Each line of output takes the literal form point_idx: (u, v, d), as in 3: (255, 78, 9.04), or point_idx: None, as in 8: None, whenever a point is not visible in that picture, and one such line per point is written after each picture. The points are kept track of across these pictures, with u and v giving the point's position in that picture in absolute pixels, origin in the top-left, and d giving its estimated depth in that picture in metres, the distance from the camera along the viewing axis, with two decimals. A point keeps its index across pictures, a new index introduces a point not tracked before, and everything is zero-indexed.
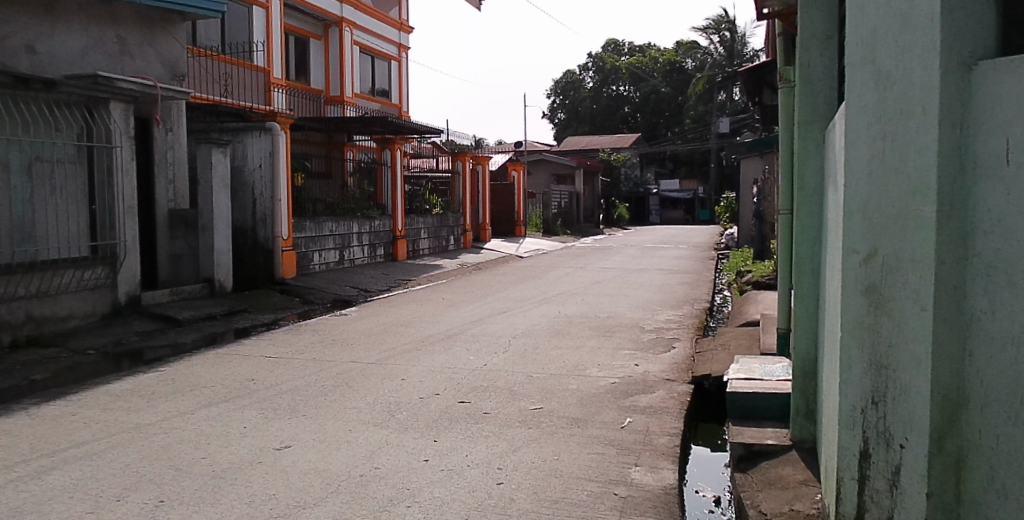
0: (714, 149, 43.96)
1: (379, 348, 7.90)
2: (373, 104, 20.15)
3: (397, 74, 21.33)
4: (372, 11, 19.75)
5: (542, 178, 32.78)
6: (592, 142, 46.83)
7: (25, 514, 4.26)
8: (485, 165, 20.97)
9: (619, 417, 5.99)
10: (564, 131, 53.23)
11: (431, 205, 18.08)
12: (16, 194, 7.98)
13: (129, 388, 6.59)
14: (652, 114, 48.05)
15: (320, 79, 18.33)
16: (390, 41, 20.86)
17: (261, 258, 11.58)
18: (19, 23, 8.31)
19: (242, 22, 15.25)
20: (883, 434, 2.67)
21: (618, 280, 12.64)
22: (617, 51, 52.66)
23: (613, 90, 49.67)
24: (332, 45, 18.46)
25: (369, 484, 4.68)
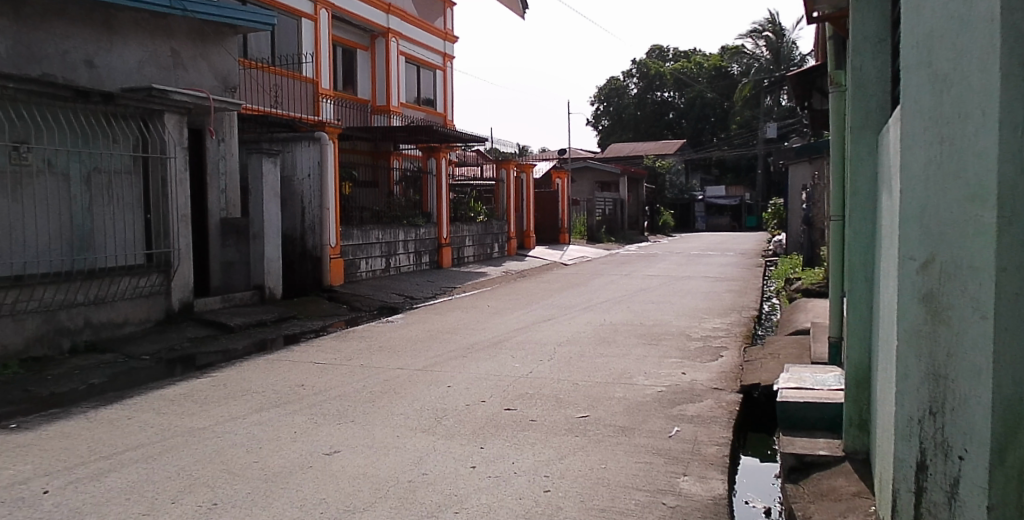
0: (762, 155, 43.38)
1: (426, 355, 7.95)
2: (418, 113, 20.35)
3: (442, 83, 21.53)
4: (417, 21, 19.97)
5: (586, 184, 32.93)
6: (635, 149, 46.51)
7: (87, 514, 4.38)
8: (530, 173, 20.98)
9: (666, 426, 5.92)
10: (608, 138, 52.93)
11: (476, 213, 18.14)
12: (76, 204, 8.20)
13: (183, 393, 6.73)
14: (698, 120, 47.96)
15: (366, 89, 18.58)
16: (435, 50, 21.07)
17: (310, 265, 11.78)
18: (78, 38, 8.60)
19: (292, 34, 15.58)
20: (941, 446, 2.57)
21: (664, 287, 12.51)
22: (662, 57, 52.51)
23: (658, 96, 49.40)
24: (378, 55, 18.72)
25: (417, 490, 4.71)
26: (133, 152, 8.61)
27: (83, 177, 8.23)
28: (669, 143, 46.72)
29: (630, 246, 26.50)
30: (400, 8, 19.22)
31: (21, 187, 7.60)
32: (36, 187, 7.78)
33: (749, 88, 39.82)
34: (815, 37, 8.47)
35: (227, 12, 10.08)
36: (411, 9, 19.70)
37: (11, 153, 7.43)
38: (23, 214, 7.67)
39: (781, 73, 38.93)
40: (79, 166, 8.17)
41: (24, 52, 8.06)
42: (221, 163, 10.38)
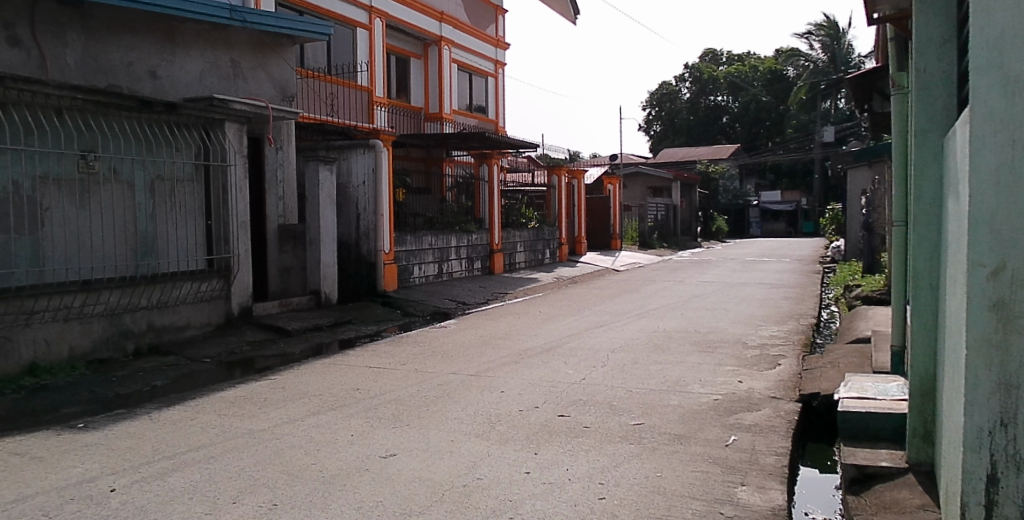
0: (818, 160, 42.48)
1: (479, 360, 7.95)
2: (471, 120, 20.49)
3: (494, 90, 21.68)
4: (470, 29, 20.16)
5: (639, 190, 32.97)
6: (687, 155, 46.02)
7: (151, 512, 4.47)
8: (581, 179, 20.97)
9: (723, 435, 5.81)
10: (661, 142, 52.96)
11: (528, 219, 18.16)
12: (141, 211, 8.41)
13: (242, 395, 6.87)
14: (752, 124, 47.44)
15: (420, 97, 18.79)
16: (488, 58, 21.24)
17: (364, 271, 11.93)
18: (142, 50, 8.89)
19: (347, 44, 15.86)
20: (1013, 457, 2.48)
21: (719, 294, 12.32)
22: (715, 61, 52.10)
23: (711, 100, 49.00)
24: (431, 63, 18.94)
25: (472, 494, 4.71)
26: (195, 160, 8.86)
27: (147, 185, 8.46)
28: (722, 147, 46.37)
29: (683, 253, 26.20)
30: (453, 16, 19.42)
31: (90, 195, 7.87)
32: (104, 194, 8.03)
33: (806, 92, 39.33)
34: (876, 38, 8.28)
35: (285, 23, 10.27)
36: (463, 17, 19.89)
37: (80, 161, 7.71)
38: (91, 218, 7.90)
39: (839, 75, 38.17)
40: (144, 174, 8.41)
41: (93, 64, 8.38)
42: (279, 170, 10.58)
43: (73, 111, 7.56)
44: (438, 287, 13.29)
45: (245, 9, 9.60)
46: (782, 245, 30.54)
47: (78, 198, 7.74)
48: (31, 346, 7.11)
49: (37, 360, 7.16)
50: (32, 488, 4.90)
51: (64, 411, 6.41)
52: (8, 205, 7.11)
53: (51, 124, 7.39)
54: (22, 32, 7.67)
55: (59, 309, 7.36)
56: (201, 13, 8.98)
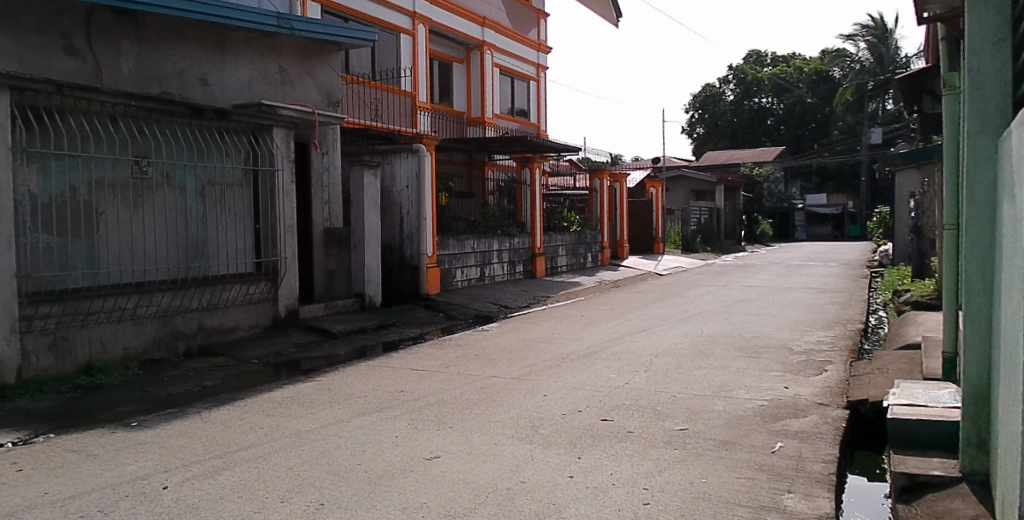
0: (864, 161, 41.63)
1: (521, 364, 7.98)
2: (512, 124, 20.54)
3: (535, 94, 21.73)
4: (511, 32, 20.23)
5: (681, 193, 32.62)
6: (730, 156, 45.41)
7: (203, 510, 4.58)
8: (624, 182, 20.84)
9: (769, 441, 5.74)
10: (704, 145, 52.66)
11: (569, 222, 18.15)
12: (192, 215, 8.61)
13: (290, 396, 6.99)
14: (797, 125, 46.85)
15: (462, 101, 18.89)
16: (530, 61, 21.29)
17: (408, 274, 12.04)
18: (193, 58, 9.09)
19: (391, 49, 16.03)
20: None
21: (764, 299, 12.16)
22: (760, 62, 51.90)
23: (755, 102, 48.71)
24: (473, 67, 19.04)
25: (516, 497, 4.73)
26: (244, 165, 9.04)
27: (198, 189, 8.65)
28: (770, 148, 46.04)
29: (727, 257, 25.88)
30: (495, 21, 19.52)
31: (143, 199, 8.08)
32: (156, 199, 8.23)
33: (852, 92, 38.52)
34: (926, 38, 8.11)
35: (330, 30, 10.41)
36: (505, 21, 19.98)
37: (133, 166, 7.92)
38: (144, 222, 8.11)
39: (887, 75, 37.31)
40: (195, 179, 8.61)
41: (146, 72, 8.60)
42: (325, 175, 10.72)
43: (127, 117, 7.78)
44: (480, 290, 13.34)
45: (292, 17, 9.77)
46: (827, 249, 30.01)
47: (131, 202, 7.95)
48: (87, 346, 7.33)
49: (93, 360, 7.38)
50: (89, 484, 5.05)
51: (117, 411, 6.56)
52: (65, 209, 7.35)
53: (105, 130, 7.61)
54: (79, 42, 7.93)
55: (114, 310, 7.56)
56: (251, 22, 9.16)
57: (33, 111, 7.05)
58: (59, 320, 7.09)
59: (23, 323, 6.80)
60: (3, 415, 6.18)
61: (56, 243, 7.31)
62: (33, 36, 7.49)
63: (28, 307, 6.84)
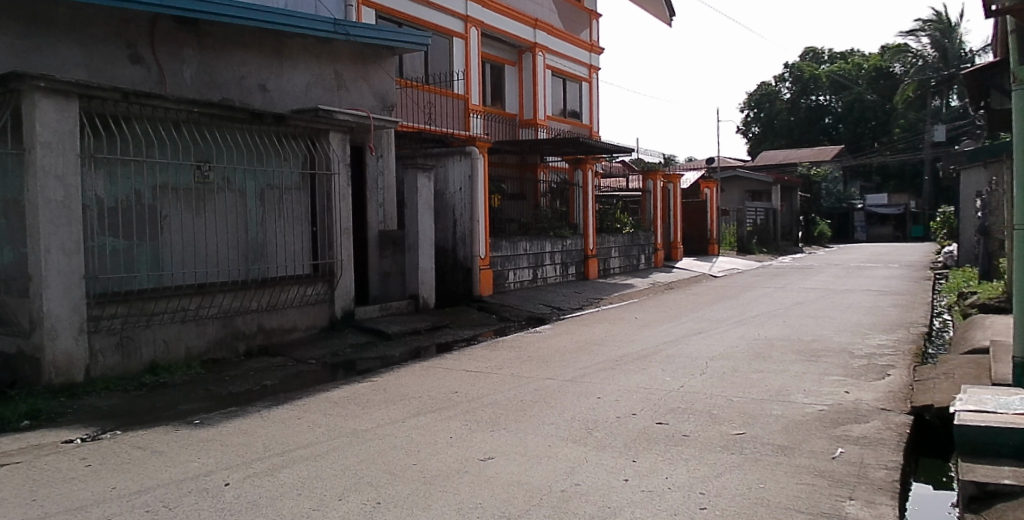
0: (927, 160, 40.29)
1: (575, 366, 7.95)
2: (564, 125, 20.51)
3: (588, 96, 21.68)
4: (563, 34, 20.20)
5: (736, 194, 32.17)
6: (785, 156, 44.57)
7: (264, 507, 4.68)
8: (677, 183, 20.63)
9: (830, 447, 5.62)
10: (759, 145, 52.28)
11: (622, 224, 18.03)
12: (252, 219, 8.82)
13: (347, 395, 7.11)
14: (856, 124, 45.93)
15: (515, 104, 18.93)
16: (582, 62, 21.24)
17: (461, 275, 12.14)
18: (252, 65, 9.31)
19: (444, 53, 16.17)
20: None
21: (823, 302, 11.88)
22: (817, 59, 51.44)
23: (813, 100, 48.24)
24: (525, 69, 19.08)
25: (571, 500, 4.72)
26: (301, 169, 9.23)
27: (258, 192, 8.86)
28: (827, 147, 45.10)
29: (785, 259, 25.35)
30: (547, 22, 19.52)
31: (204, 203, 8.30)
32: (217, 202, 8.45)
33: (914, 88, 37.12)
34: (994, 31, 7.86)
35: (385, 35, 10.55)
36: (556, 23, 19.98)
37: (195, 171, 8.16)
38: (205, 225, 8.33)
39: (951, 70, 35.98)
40: (255, 183, 8.81)
41: (207, 79, 8.85)
42: (379, 179, 10.87)
43: (190, 123, 8.01)
44: (533, 292, 13.35)
45: (348, 23, 9.94)
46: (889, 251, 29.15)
47: (194, 205, 8.18)
48: (152, 346, 7.57)
49: (157, 359, 7.62)
50: (155, 479, 5.21)
51: (181, 409, 6.77)
52: (130, 213, 7.61)
53: (168, 136, 7.85)
54: (144, 51, 8.19)
55: (178, 311, 7.78)
56: (308, 28, 9.34)
57: (101, 118, 7.31)
58: (125, 320, 7.33)
59: (91, 323, 7.06)
60: (71, 413, 6.44)
61: (122, 245, 7.56)
62: (100, 46, 7.80)
63: (95, 308, 7.09)
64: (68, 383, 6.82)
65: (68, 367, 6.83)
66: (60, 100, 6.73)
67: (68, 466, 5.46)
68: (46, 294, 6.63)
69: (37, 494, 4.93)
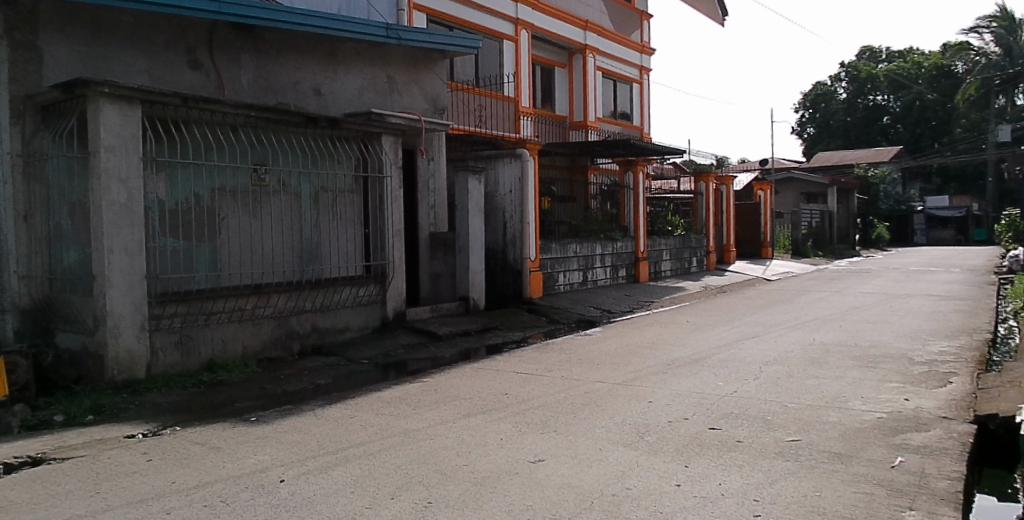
0: (990, 161, 38.96)
1: (626, 369, 7.91)
2: (615, 127, 20.43)
3: (638, 97, 21.57)
4: (614, 35, 20.12)
5: (792, 196, 32.05)
6: (842, 157, 43.83)
7: (318, 504, 4.75)
8: (730, 185, 20.54)
9: (889, 455, 5.48)
10: (814, 147, 51.76)
11: (674, 226, 17.87)
12: (306, 220, 8.98)
13: (398, 395, 7.19)
14: (916, 124, 44.99)
15: (565, 106, 18.90)
16: (633, 63, 21.12)
17: (511, 278, 12.18)
18: (307, 70, 9.48)
19: (495, 56, 16.23)
20: None
21: (881, 307, 11.60)
22: (874, 59, 50.92)
23: (871, 100, 47.84)
24: (575, 71, 19.06)
25: (622, 504, 4.69)
26: (354, 172, 9.36)
27: (312, 195, 9.01)
28: (883, 148, 44.01)
29: (840, 262, 24.78)
30: (597, 24, 19.46)
31: (261, 204, 8.48)
32: (273, 204, 8.62)
33: (976, 87, 35.85)
34: None
35: (436, 38, 10.64)
36: (607, 24, 19.92)
37: (252, 174, 8.33)
38: (261, 227, 8.51)
39: (1016, 68, 34.67)
40: (309, 185, 8.97)
41: (264, 84, 9.03)
42: (430, 181, 10.97)
43: (247, 127, 8.17)
44: (582, 294, 13.33)
45: (401, 27, 10.05)
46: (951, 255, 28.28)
47: (250, 208, 8.37)
48: (210, 344, 7.77)
49: (215, 357, 7.80)
50: (212, 475, 5.33)
51: (237, 406, 6.92)
52: (189, 215, 7.82)
53: (226, 140, 8.04)
54: (203, 57, 8.40)
55: (235, 311, 7.95)
56: (362, 33, 9.47)
57: (162, 123, 7.52)
58: (184, 319, 7.53)
59: (152, 321, 7.27)
60: (132, 409, 6.63)
61: (182, 247, 7.78)
62: (161, 52, 8.02)
63: (156, 307, 7.30)
64: (129, 379, 7.03)
65: (129, 364, 7.04)
66: (123, 105, 6.94)
67: (130, 460, 5.63)
68: (109, 293, 6.84)
69: (101, 487, 5.09)
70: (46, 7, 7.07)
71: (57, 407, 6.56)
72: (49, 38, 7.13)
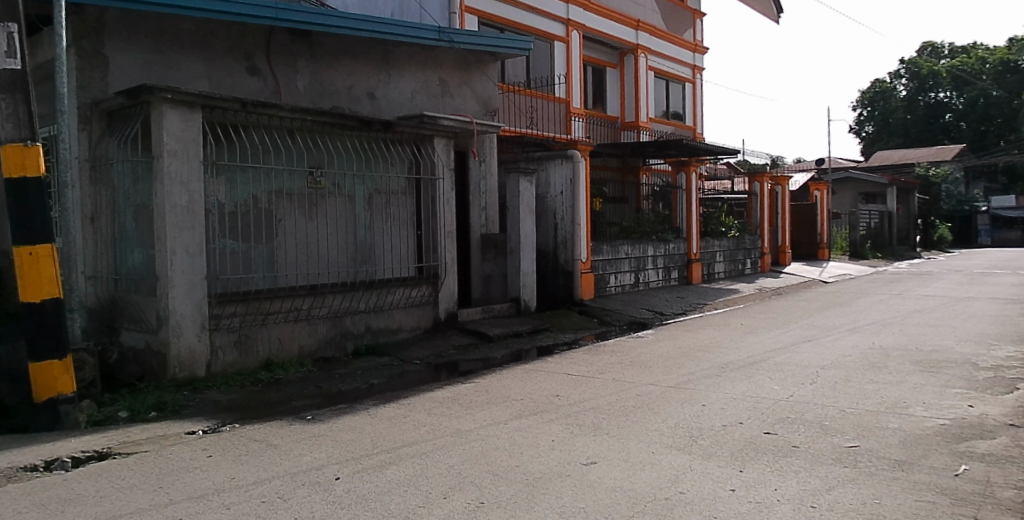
0: None
1: (679, 372, 7.86)
2: (667, 127, 20.25)
3: (691, 96, 21.35)
4: (666, 35, 19.96)
5: (850, 196, 31.38)
6: (902, 155, 42.66)
7: (372, 502, 4.84)
8: (785, 185, 20.23)
9: (952, 463, 5.33)
10: (873, 145, 50.62)
11: (728, 227, 17.64)
12: (360, 222, 9.12)
13: (450, 396, 7.27)
14: (980, 121, 43.54)
15: (616, 106, 18.79)
16: (685, 63, 20.93)
17: (562, 279, 12.19)
18: (361, 74, 9.62)
19: (546, 57, 16.23)
20: None
21: (943, 310, 11.26)
22: (936, 54, 49.60)
23: (932, 97, 46.41)
24: (627, 71, 18.94)
25: (676, 508, 4.67)
26: (408, 175, 9.48)
27: (366, 197, 9.15)
28: (943, 146, 42.64)
29: (900, 264, 24.13)
30: (649, 23, 19.34)
31: (317, 207, 8.64)
32: (329, 206, 8.78)
33: None
34: None
35: (487, 41, 10.69)
36: (659, 24, 19.77)
37: (308, 177, 8.50)
38: (317, 229, 8.67)
39: None
40: (363, 188, 9.11)
41: (320, 88, 9.19)
42: (481, 182, 11.04)
43: (303, 131, 8.34)
44: (634, 296, 13.26)
45: (452, 30, 10.17)
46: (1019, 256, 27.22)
47: (306, 210, 8.53)
48: (267, 344, 7.94)
49: (272, 356, 7.98)
50: (270, 472, 5.46)
51: (294, 404, 7.08)
52: (248, 217, 8.01)
53: (283, 143, 8.20)
54: (261, 63, 8.58)
55: (291, 311, 8.12)
56: (414, 36, 9.58)
57: (223, 127, 7.72)
58: (243, 319, 7.71)
59: (212, 321, 7.47)
60: (193, 406, 6.83)
61: (240, 248, 7.97)
62: (221, 59, 8.22)
63: (215, 307, 7.49)
64: (190, 377, 7.24)
65: (190, 362, 7.25)
66: (185, 110, 7.14)
67: (192, 456, 5.81)
68: (172, 294, 7.06)
69: (164, 481, 5.25)
70: (111, 16, 7.31)
71: (122, 404, 6.79)
72: (115, 47, 7.38)
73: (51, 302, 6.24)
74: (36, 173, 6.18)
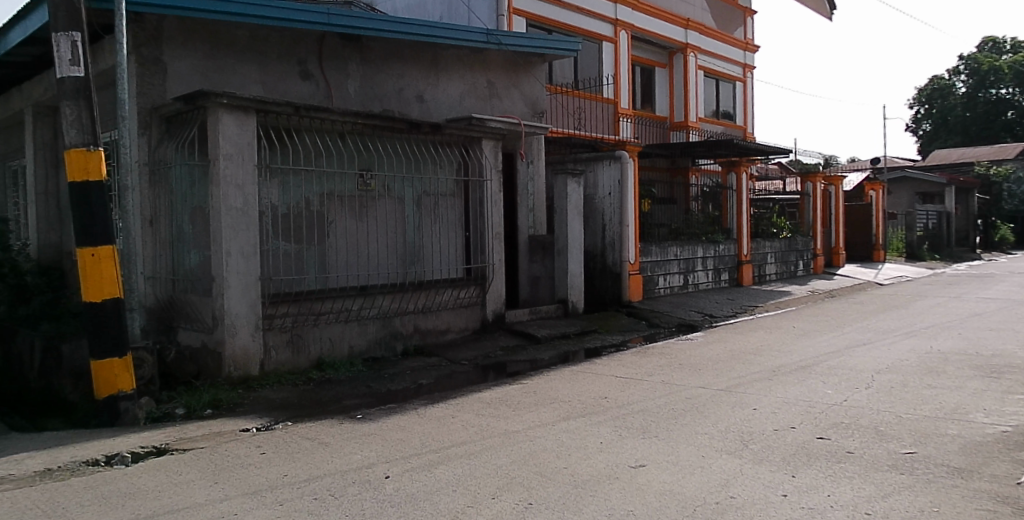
0: None
1: (729, 375, 7.77)
2: (716, 127, 20.00)
3: (742, 96, 21.05)
4: (716, 33, 19.71)
5: (905, 195, 30.58)
6: (961, 155, 41.34)
7: (421, 501, 4.89)
8: (839, 185, 19.81)
9: (1014, 472, 5.17)
10: (929, 145, 48.81)
11: (779, 228, 17.36)
12: (409, 224, 9.23)
13: (498, 397, 7.31)
14: None
15: (664, 106, 18.64)
16: (736, 62, 20.65)
17: (609, 280, 12.14)
18: (410, 77, 9.72)
19: (594, 58, 16.16)
20: None
21: (1006, 313, 10.90)
22: (997, 49, 47.99)
23: (992, 93, 44.75)
24: (676, 71, 18.75)
25: (727, 512, 4.63)
26: (456, 176, 9.55)
27: (415, 199, 9.26)
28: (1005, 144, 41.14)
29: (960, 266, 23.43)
30: (699, 22, 19.13)
31: (367, 209, 8.77)
32: (379, 208, 8.91)
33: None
34: None
35: (534, 42, 10.70)
36: (709, 22, 19.53)
37: (359, 179, 8.64)
38: (368, 230, 8.80)
39: None
40: (412, 190, 9.22)
41: (370, 92, 9.31)
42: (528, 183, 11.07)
43: (354, 134, 8.46)
44: (682, 297, 13.14)
45: (500, 33, 10.23)
46: None
47: (357, 211, 8.67)
48: (319, 343, 8.09)
49: (324, 356, 8.12)
50: (321, 469, 5.56)
51: (346, 403, 7.20)
52: (300, 219, 8.17)
53: (334, 146, 8.34)
54: (313, 68, 8.73)
55: (342, 311, 8.25)
56: (461, 39, 9.64)
57: (276, 131, 7.88)
58: (295, 319, 7.86)
59: (266, 321, 7.64)
60: (247, 404, 7.00)
61: (293, 250, 8.14)
62: (274, 64, 8.39)
63: (269, 307, 7.66)
64: (245, 375, 7.41)
65: (245, 361, 7.42)
66: (240, 115, 7.30)
67: (246, 452, 5.94)
68: (227, 294, 7.23)
69: (219, 477, 5.39)
70: (170, 24, 7.51)
71: (179, 401, 6.98)
72: (172, 53, 7.59)
73: (112, 301, 6.44)
74: (98, 177, 6.36)
